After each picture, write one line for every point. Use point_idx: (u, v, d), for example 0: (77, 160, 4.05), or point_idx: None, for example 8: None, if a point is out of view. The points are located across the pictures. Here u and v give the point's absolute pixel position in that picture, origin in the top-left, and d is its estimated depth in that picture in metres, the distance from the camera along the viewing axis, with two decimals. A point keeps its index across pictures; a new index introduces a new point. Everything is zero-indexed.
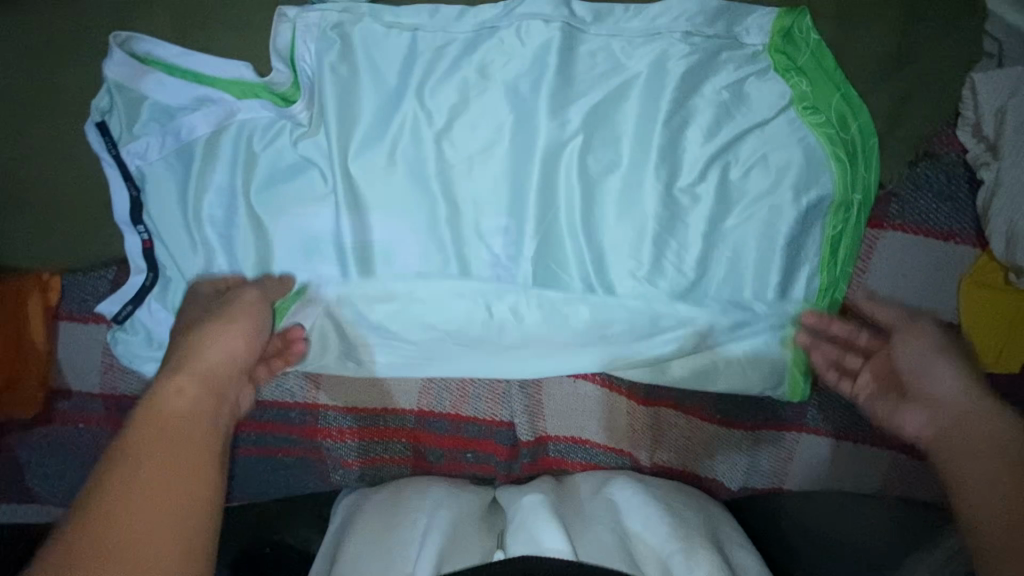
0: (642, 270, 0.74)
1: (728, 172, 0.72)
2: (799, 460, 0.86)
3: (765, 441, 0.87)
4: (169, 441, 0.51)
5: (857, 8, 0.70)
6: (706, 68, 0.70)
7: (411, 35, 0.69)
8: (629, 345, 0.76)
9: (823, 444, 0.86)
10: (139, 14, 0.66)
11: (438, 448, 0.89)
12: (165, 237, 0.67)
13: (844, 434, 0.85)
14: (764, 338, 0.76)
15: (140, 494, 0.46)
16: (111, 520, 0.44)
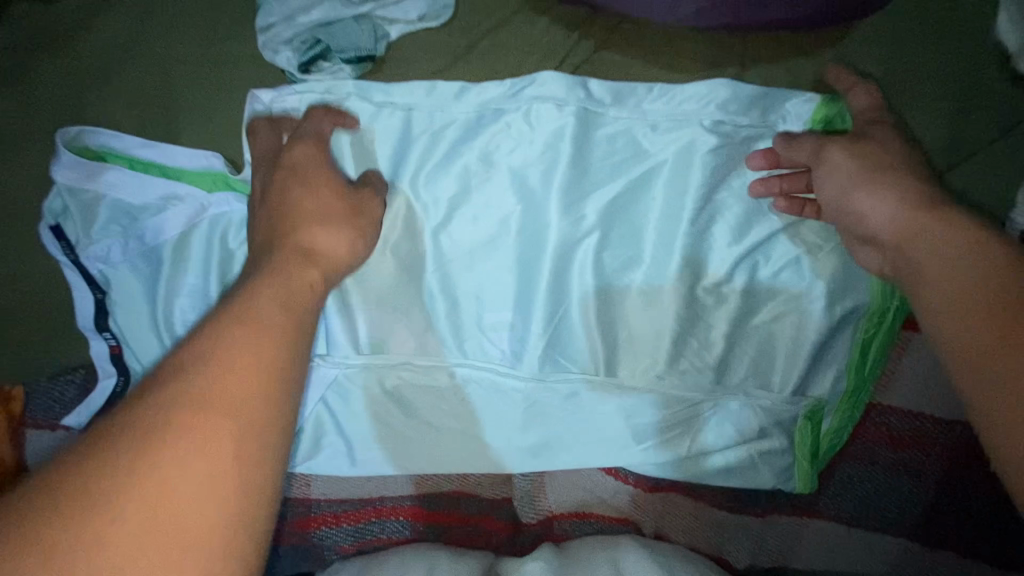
0: (640, 385, 0.62)
1: (757, 273, 0.58)
2: (808, 541, 0.73)
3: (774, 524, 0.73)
4: (255, 406, 0.34)
5: (923, 91, 0.55)
6: (737, 160, 0.55)
7: (404, 116, 0.55)
8: (633, 449, 0.64)
9: (838, 531, 0.72)
10: (92, 92, 0.54)
11: (437, 527, 0.75)
12: (134, 343, 0.56)
13: (859, 519, 0.71)
14: (777, 440, 0.64)
15: (159, 507, 0.29)
16: (145, 469, 0.30)
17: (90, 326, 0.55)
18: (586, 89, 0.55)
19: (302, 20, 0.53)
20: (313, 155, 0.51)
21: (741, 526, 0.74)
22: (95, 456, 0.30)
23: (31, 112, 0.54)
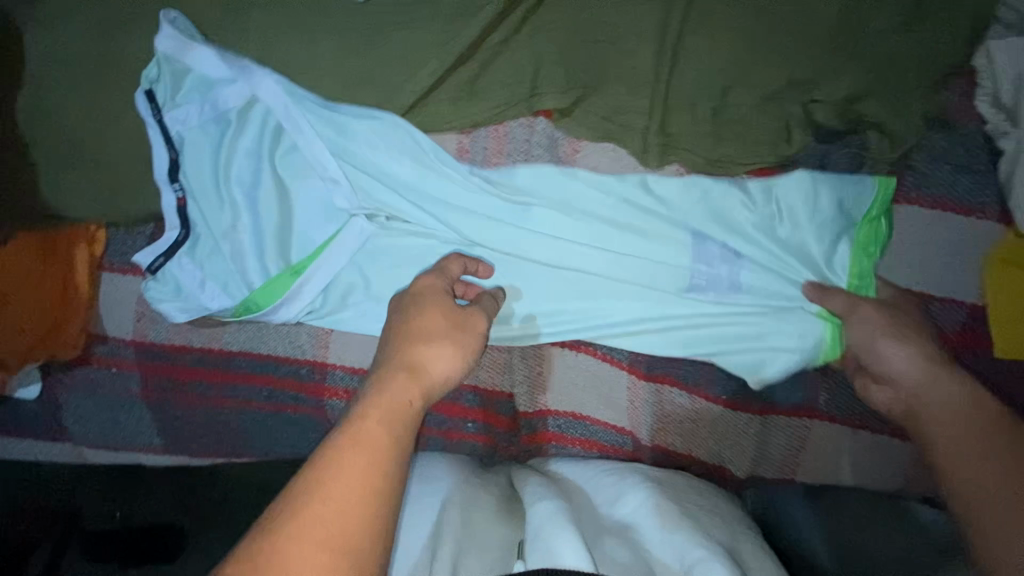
0: (624, 260, 0.67)
1: (727, 143, 0.64)
2: (813, 449, 0.71)
3: (776, 429, 0.72)
4: (405, 403, 0.48)
5: None
6: (716, 37, 0.62)
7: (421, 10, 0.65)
8: (625, 322, 0.69)
9: (843, 437, 0.71)
10: None
11: (440, 415, 0.77)
12: (198, 195, 0.68)
13: (862, 423, 0.70)
14: (771, 321, 0.65)
15: (348, 474, 0.41)
16: (348, 465, 0.42)
17: (165, 177, 0.66)
18: None
19: None
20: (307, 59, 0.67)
21: (742, 427, 0.73)
22: (333, 448, 0.43)
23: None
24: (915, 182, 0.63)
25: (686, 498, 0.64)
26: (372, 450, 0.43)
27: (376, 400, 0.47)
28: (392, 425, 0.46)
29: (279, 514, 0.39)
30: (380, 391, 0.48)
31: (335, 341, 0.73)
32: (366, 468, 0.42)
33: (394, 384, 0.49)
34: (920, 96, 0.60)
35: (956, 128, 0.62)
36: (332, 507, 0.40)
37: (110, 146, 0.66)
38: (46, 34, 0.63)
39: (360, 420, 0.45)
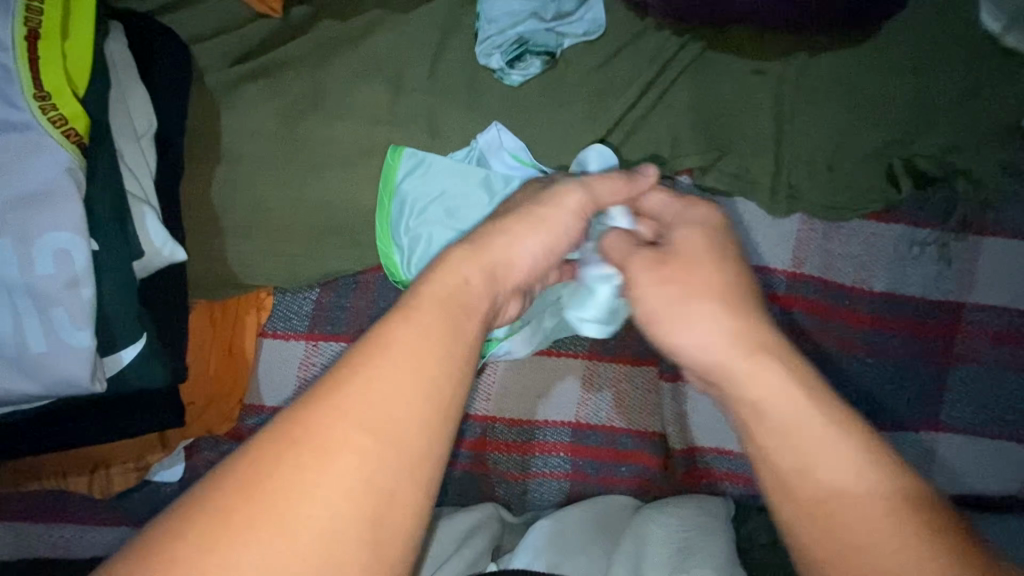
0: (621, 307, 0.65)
1: (837, 195, 0.75)
2: (958, 462, 0.74)
3: (921, 445, 0.75)
4: (424, 345, 0.38)
5: (947, 50, 0.74)
6: (815, 111, 0.75)
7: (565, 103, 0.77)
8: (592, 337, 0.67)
9: (984, 449, 0.74)
10: (335, 74, 0.71)
11: (595, 462, 0.78)
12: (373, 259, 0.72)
13: (995, 432, 0.74)
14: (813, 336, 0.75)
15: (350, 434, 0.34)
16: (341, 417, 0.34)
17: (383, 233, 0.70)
18: (695, 74, 0.78)
19: (512, 33, 0.74)
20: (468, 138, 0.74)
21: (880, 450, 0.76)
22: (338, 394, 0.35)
23: (284, 79, 0.69)
24: (1001, 219, 0.75)
25: (672, 532, 0.64)
26: (374, 416, 0.35)
27: (392, 330, 0.38)
28: (414, 381, 0.36)
29: (270, 456, 0.33)
30: (374, 342, 0.37)
31: (495, 391, 0.77)
32: (380, 442, 0.34)
33: (428, 309, 0.40)
34: (988, 149, 0.73)
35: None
36: (355, 488, 0.33)
37: (286, 217, 0.69)
38: (236, 116, 0.68)
39: (383, 358, 0.36)
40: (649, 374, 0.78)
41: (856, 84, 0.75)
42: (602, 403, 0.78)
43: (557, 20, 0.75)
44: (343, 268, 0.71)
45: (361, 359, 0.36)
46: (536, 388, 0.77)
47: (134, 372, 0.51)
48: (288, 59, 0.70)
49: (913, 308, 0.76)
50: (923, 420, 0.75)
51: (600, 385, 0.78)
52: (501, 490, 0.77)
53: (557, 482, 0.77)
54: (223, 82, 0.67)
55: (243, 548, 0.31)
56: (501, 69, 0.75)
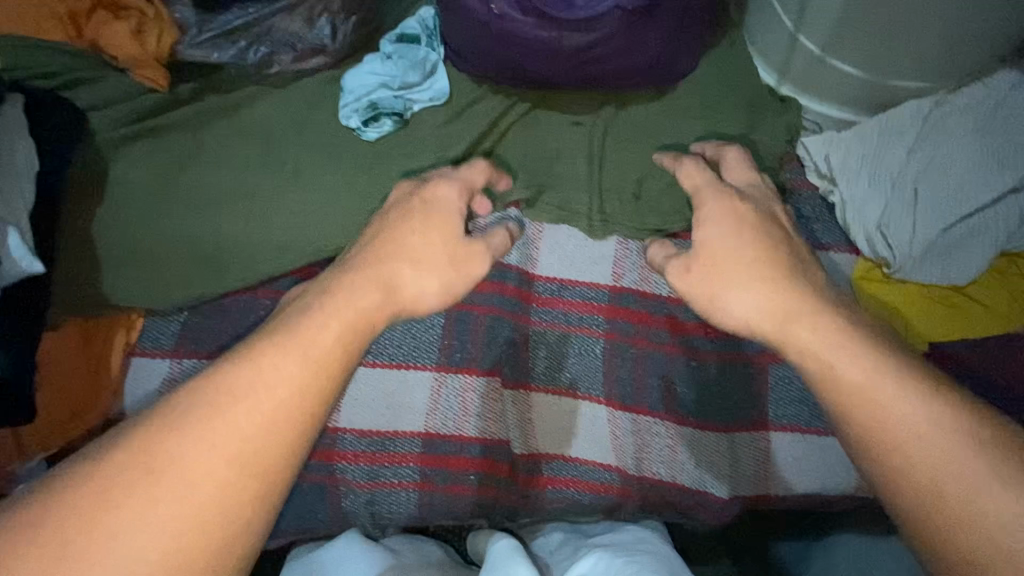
0: None
1: (647, 218, 0.87)
2: (776, 458, 0.83)
3: (740, 442, 0.84)
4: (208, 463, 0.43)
5: (720, 106, 0.92)
6: (620, 154, 0.91)
7: (413, 154, 0.92)
8: None
9: (795, 441, 0.84)
10: (215, 135, 0.87)
11: (443, 470, 0.82)
12: (241, 287, 0.83)
13: (806, 428, 0.84)
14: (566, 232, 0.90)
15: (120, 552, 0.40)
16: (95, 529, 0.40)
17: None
18: (525, 128, 0.93)
19: (367, 99, 0.90)
20: (332, 181, 0.89)
21: (714, 445, 0.84)
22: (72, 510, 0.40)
23: (170, 136, 0.84)
24: (791, 231, 0.86)
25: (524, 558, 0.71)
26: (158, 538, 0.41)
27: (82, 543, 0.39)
28: (209, 468, 0.43)
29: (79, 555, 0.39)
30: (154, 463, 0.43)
31: (348, 404, 0.82)
32: (171, 512, 0.41)
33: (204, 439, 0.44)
34: (766, 174, 0.86)
35: (801, 193, 0.87)
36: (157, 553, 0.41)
37: (164, 247, 0.81)
38: (122, 166, 0.81)
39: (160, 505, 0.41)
40: (493, 385, 0.84)
41: (651, 133, 0.92)
42: (450, 412, 0.83)
43: (404, 89, 0.92)
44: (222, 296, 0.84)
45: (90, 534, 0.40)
46: (387, 400, 0.83)
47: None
48: (171, 121, 0.85)
49: None
50: (740, 418, 0.85)
51: (446, 394, 0.84)
52: (347, 502, 0.80)
53: (406, 491, 0.81)
54: (110, 138, 0.81)
55: (164, 445, 0.43)
56: (358, 128, 0.91)
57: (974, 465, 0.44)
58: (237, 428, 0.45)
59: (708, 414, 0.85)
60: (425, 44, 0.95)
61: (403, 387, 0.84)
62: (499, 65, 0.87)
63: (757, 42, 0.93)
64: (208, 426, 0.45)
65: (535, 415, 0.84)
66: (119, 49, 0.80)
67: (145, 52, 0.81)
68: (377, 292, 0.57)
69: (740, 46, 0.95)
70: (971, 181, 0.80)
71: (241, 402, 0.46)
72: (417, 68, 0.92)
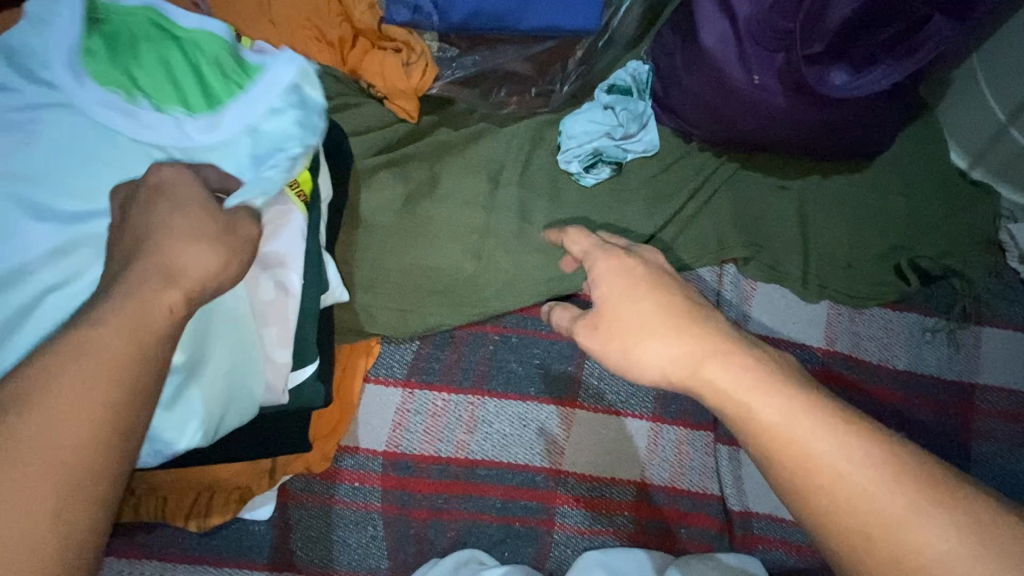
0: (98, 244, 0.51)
1: (858, 288, 0.90)
2: None
3: None
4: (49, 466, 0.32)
5: (923, 184, 0.96)
6: (830, 222, 0.94)
7: (628, 201, 0.94)
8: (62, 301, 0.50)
9: None
10: (451, 169, 0.88)
11: (657, 520, 0.82)
12: (473, 321, 0.83)
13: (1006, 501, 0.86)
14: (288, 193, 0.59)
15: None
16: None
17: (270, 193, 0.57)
18: (734, 186, 0.96)
19: (590, 146, 0.92)
20: (552, 221, 0.90)
21: None
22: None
23: (414, 168, 0.86)
24: (996, 312, 0.90)
25: None
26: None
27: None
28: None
29: None
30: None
31: (569, 447, 0.82)
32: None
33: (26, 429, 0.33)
34: (976, 255, 0.90)
35: (1004, 276, 0.91)
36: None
37: (407, 277, 0.82)
38: (372, 195, 0.82)
39: None
40: (707, 438, 0.85)
41: (859, 203, 0.95)
42: (665, 462, 0.84)
43: (624, 139, 0.94)
44: (454, 328, 0.84)
45: None
46: (608, 445, 0.83)
47: (306, 387, 0.62)
48: (415, 153, 0.86)
49: (934, 386, 0.87)
50: None
51: (664, 443, 0.84)
52: (556, 551, 0.79)
53: (621, 540, 0.81)
54: (365, 166, 0.82)
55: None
56: (578, 172, 0.93)
57: (935, 530, 0.33)
58: (30, 449, 0.32)
59: None
60: (639, 98, 0.97)
61: (621, 433, 0.84)
62: (729, 128, 0.90)
63: (958, 130, 0.97)
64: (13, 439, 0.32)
65: (746, 471, 0.85)
66: (384, 80, 0.82)
67: (406, 84, 0.83)
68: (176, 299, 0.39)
69: (934, 127, 0.99)
70: None
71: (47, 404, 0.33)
72: (637, 119, 0.95)
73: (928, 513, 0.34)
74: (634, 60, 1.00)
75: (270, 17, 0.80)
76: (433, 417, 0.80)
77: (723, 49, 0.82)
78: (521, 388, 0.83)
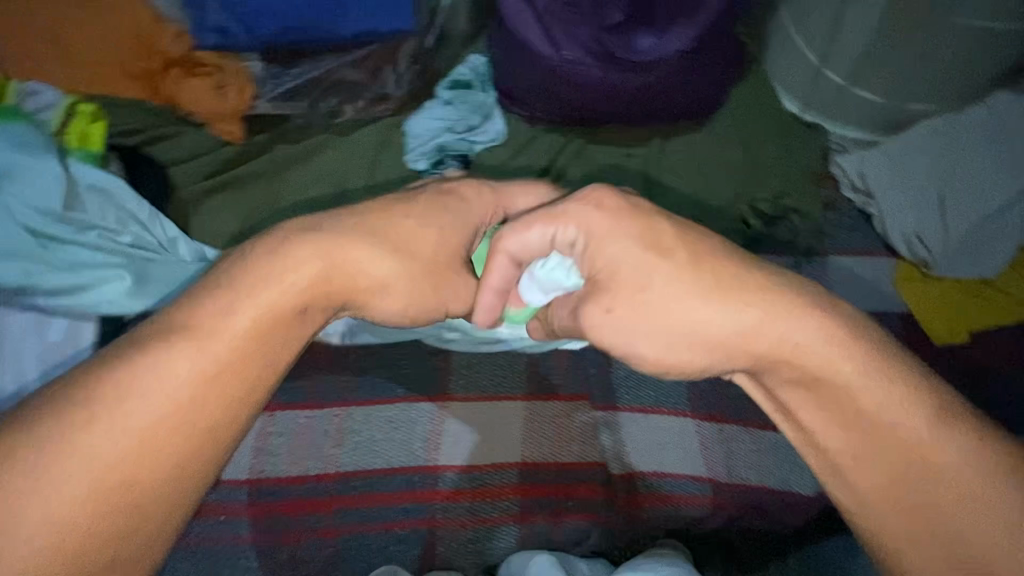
0: None
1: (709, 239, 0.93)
2: None
3: None
4: (217, 405, 0.50)
5: (759, 132, 1.00)
6: (674, 181, 0.97)
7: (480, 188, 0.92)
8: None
9: None
10: (287, 183, 0.86)
11: (542, 497, 0.82)
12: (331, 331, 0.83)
13: None
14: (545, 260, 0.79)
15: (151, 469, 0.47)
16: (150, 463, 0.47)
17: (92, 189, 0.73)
18: (583, 159, 0.97)
19: (432, 144, 0.92)
20: None
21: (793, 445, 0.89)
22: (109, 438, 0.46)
23: (246, 189, 0.84)
24: (837, 241, 0.94)
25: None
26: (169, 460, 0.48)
27: (141, 456, 0.47)
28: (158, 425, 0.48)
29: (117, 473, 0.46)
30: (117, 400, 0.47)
31: (444, 440, 0.82)
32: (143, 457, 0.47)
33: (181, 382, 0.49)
34: (805, 191, 0.96)
35: (839, 206, 0.96)
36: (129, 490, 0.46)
37: None
38: (202, 221, 0.80)
39: (108, 443, 0.46)
40: (585, 409, 0.87)
41: (700, 158, 0.99)
42: (544, 439, 0.85)
43: (467, 131, 0.95)
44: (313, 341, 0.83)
45: (113, 451, 0.46)
46: (482, 432, 0.83)
47: None
48: (247, 173, 0.84)
49: None
50: None
51: (541, 421, 0.85)
52: (444, 548, 0.79)
53: (508, 525, 0.80)
54: (191, 193, 0.81)
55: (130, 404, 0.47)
56: (426, 169, 0.91)
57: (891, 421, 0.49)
58: (153, 411, 0.48)
59: None
60: (480, 89, 0.98)
61: (495, 418, 0.84)
62: (562, 105, 0.93)
63: (781, 76, 1.02)
64: (131, 401, 0.47)
65: (626, 435, 0.87)
66: (199, 104, 0.82)
67: (224, 106, 0.83)
68: (265, 316, 0.53)
69: (762, 80, 1.03)
70: (989, 185, 0.91)
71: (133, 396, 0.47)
72: (477, 111, 0.96)
73: (855, 387, 0.50)
74: (475, 53, 1.00)
75: (75, 62, 0.80)
76: (299, 436, 0.79)
77: (532, 29, 0.85)
78: (387, 390, 0.82)
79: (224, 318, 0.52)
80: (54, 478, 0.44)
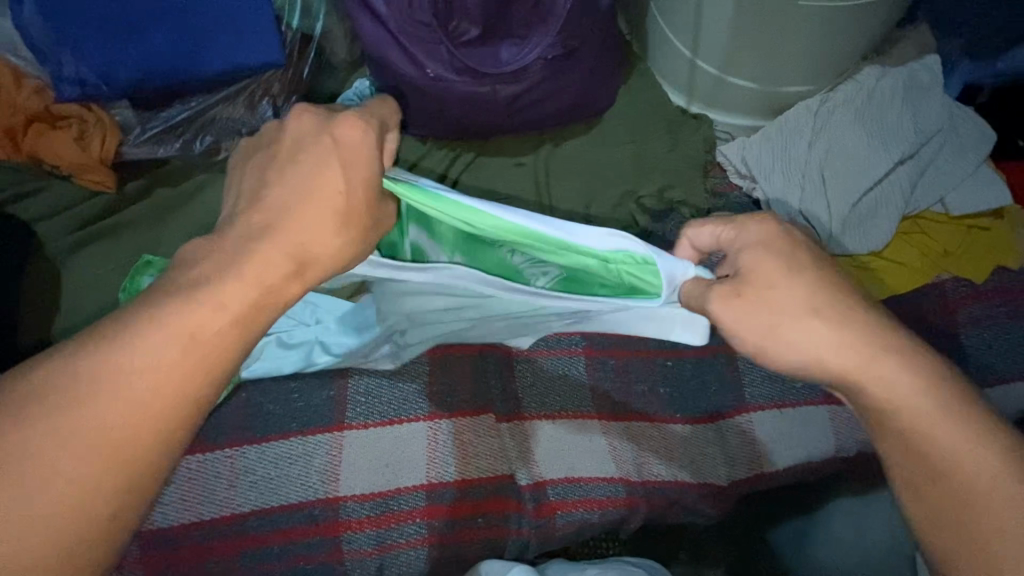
0: None
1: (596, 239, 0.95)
2: (761, 438, 0.89)
3: (728, 428, 0.90)
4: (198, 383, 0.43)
5: (647, 128, 1.01)
6: (565, 186, 0.98)
7: None
8: None
9: (771, 415, 0.90)
10: (163, 227, 0.85)
11: (451, 518, 0.81)
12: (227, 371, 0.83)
13: (780, 402, 0.91)
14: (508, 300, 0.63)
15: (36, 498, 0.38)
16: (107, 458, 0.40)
17: None
18: (472, 175, 0.99)
19: None
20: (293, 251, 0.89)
21: (705, 436, 0.89)
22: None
23: (121, 235, 0.83)
24: None
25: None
26: (78, 480, 0.39)
27: (58, 466, 0.39)
28: (119, 416, 0.40)
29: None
30: (103, 375, 0.40)
31: (344, 471, 0.80)
32: (68, 482, 0.39)
33: (158, 364, 0.41)
34: (695, 183, 0.97)
35: (728, 194, 0.98)
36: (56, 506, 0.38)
37: None
38: (73, 271, 0.80)
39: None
40: (488, 422, 0.86)
41: (590, 160, 1.00)
42: (449, 458, 0.83)
43: None
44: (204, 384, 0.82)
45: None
46: (383, 457, 0.82)
47: None
48: (121, 221, 0.84)
49: None
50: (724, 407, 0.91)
51: (442, 440, 0.84)
52: None
53: (415, 548, 0.79)
54: (59, 246, 0.80)
55: (105, 385, 0.40)
56: None
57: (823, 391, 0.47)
58: (111, 411, 0.40)
59: (690, 408, 0.91)
60: None
61: (397, 440, 0.83)
62: (443, 120, 0.94)
63: (663, 70, 1.04)
64: (111, 383, 0.40)
65: (535, 444, 0.86)
66: (60, 157, 0.80)
67: (88, 156, 0.82)
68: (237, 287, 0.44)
69: (647, 78, 1.06)
70: (867, 160, 0.92)
71: (117, 375, 0.41)
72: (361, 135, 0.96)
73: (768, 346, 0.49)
74: (360, 77, 1.01)
75: None
76: (190, 483, 0.77)
77: (393, 50, 0.84)
78: (282, 426, 0.81)
79: (214, 300, 0.43)
80: (5, 511, 0.37)
